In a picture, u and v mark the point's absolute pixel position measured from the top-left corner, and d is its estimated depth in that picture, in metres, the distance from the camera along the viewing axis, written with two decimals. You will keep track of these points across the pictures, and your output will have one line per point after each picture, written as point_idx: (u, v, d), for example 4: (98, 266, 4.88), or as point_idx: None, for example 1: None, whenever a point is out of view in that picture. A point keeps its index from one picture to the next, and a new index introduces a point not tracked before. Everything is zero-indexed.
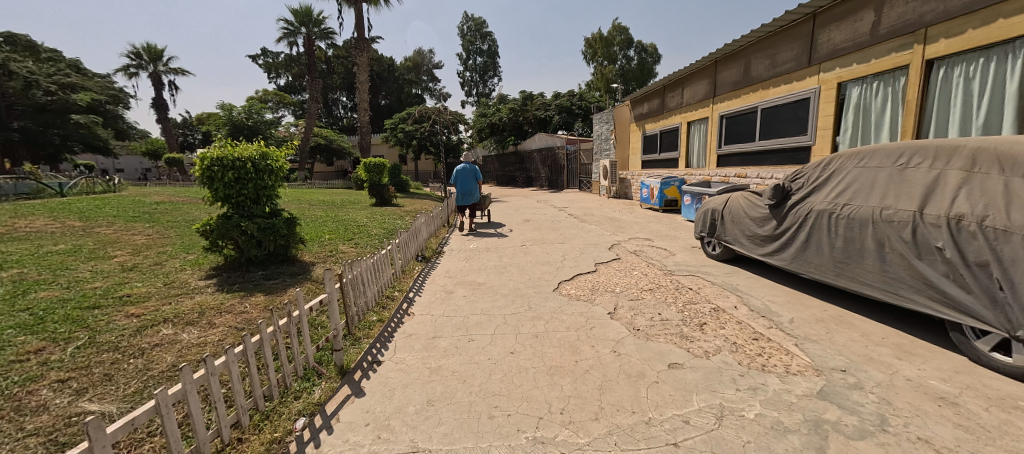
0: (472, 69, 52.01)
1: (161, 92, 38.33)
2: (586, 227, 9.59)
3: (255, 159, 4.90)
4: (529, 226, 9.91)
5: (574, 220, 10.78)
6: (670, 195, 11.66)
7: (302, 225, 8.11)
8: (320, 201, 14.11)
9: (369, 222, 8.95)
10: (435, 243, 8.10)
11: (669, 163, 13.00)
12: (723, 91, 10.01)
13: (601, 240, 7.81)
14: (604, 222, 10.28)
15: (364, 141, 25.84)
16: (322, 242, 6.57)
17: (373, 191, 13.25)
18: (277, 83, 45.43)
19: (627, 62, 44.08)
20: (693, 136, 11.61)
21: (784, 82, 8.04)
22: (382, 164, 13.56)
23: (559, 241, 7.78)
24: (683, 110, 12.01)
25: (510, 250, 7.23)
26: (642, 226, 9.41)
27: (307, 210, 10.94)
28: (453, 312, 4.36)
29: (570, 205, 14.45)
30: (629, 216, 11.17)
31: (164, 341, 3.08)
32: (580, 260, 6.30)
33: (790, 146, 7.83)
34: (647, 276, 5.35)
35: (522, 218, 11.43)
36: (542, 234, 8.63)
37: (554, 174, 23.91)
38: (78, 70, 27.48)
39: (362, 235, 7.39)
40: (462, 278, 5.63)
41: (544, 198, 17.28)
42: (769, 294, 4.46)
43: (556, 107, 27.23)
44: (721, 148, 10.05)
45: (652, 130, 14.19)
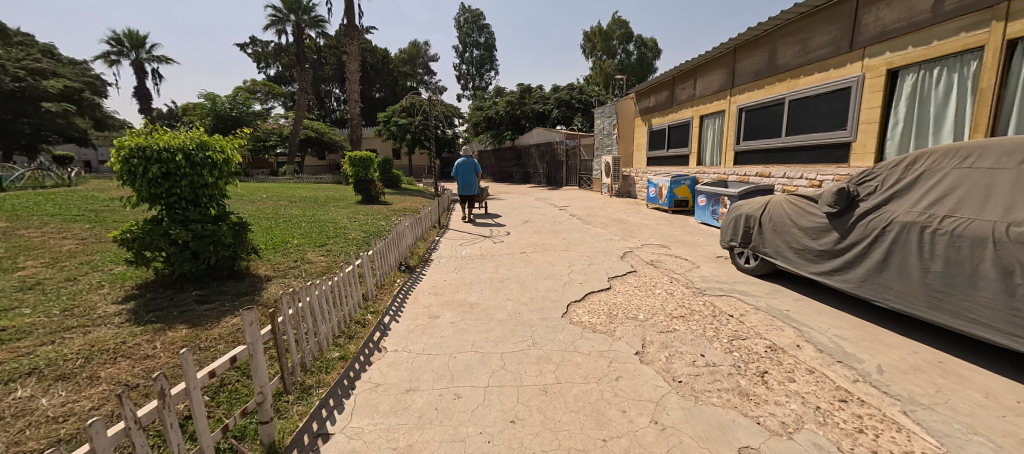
0: (469, 62, 50.77)
1: (144, 80, 36.80)
2: (592, 229, 8.67)
3: (190, 150, 3.91)
4: (529, 228, 8.98)
5: (578, 221, 9.86)
6: (680, 195, 10.76)
7: (270, 228, 7.13)
8: (302, 197, 13.05)
9: (349, 224, 7.95)
10: (423, 248, 7.15)
11: (678, 161, 12.10)
12: (743, 81, 9.08)
13: (611, 247, 6.89)
14: (611, 225, 9.35)
15: (354, 134, 24.74)
16: (287, 250, 5.59)
17: (359, 187, 12.23)
18: (267, 73, 43.97)
19: (627, 57, 43.15)
20: (706, 132, 10.69)
21: (818, 70, 7.12)
22: (369, 157, 12.56)
23: (563, 247, 6.84)
24: (695, 103, 11.06)
25: (508, 258, 6.29)
26: (654, 230, 8.50)
27: (282, 209, 9.91)
28: (435, 348, 3.41)
29: (572, 204, 13.53)
30: (637, 218, 10.26)
31: (4, 415, 2.12)
32: (590, 272, 5.39)
33: (824, 143, 6.95)
34: (674, 296, 4.43)
35: (520, 218, 10.49)
36: (544, 238, 7.69)
37: (553, 170, 22.95)
38: (52, 56, 26.02)
39: (337, 241, 6.42)
40: (450, 295, 4.69)
41: (543, 196, 16.34)
42: (834, 326, 3.55)
43: (555, 101, 26.21)
44: (739, 144, 9.15)
45: (660, 125, 13.26)
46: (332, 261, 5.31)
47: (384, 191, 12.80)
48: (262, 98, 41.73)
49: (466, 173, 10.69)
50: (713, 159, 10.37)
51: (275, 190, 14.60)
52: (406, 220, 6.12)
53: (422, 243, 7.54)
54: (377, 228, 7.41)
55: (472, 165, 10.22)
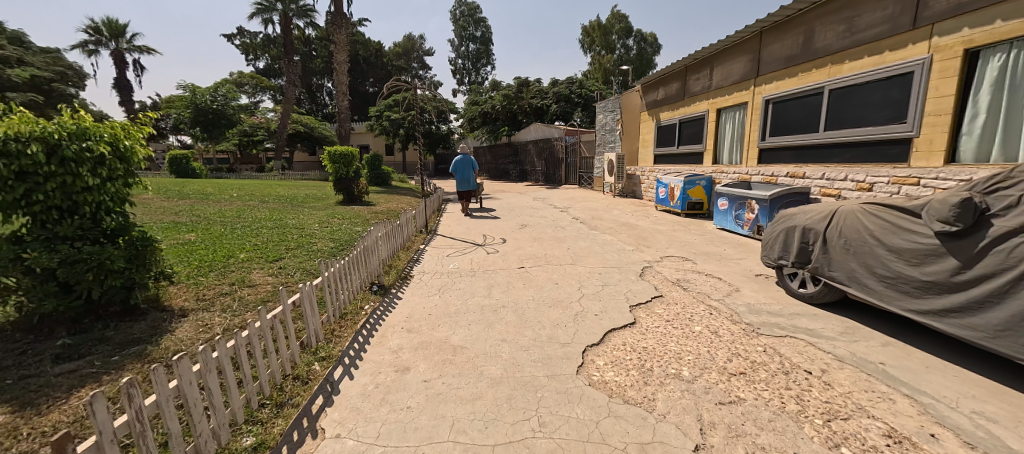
0: (465, 57, 49.53)
1: (124, 72, 35.13)
2: (600, 236, 7.61)
3: (56, 140, 2.80)
4: (528, 234, 7.91)
5: (582, 226, 8.79)
6: (694, 196, 9.73)
7: (221, 237, 6.00)
8: (277, 196, 11.81)
9: (318, 230, 6.81)
10: (403, 261, 6.06)
11: (691, 159, 11.04)
12: (770, 69, 8.06)
13: (625, 260, 5.82)
14: (620, 230, 8.31)
15: (342, 129, 23.49)
16: (227, 268, 4.46)
17: (340, 186, 11.03)
18: (255, 65, 42.39)
19: (627, 52, 42.18)
20: (724, 127, 9.63)
21: (868, 53, 6.07)
22: (350, 153, 11.19)
23: (569, 261, 5.77)
24: (712, 95, 10.00)
25: (504, 275, 5.21)
26: (670, 237, 7.46)
27: (248, 211, 8.72)
28: (399, 431, 2.34)
29: (573, 205, 12.46)
30: (648, 222, 9.21)
31: None
32: (606, 298, 4.32)
33: (875, 139, 5.94)
34: (722, 338, 3.36)
35: (518, 221, 9.40)
36: (546, 248, 6.60)
37: (551, 168, 21.90)
38: (21, 43, 24.45)
39: (297, 253, 5.31)
40: (428, 332, 3.61)
41: (542, 195, 15.26)
42: (966, 396, 2.51)
43: (554, 95, 25.09)
44: (765, 141, 8.13)
45: (669, 120, 12.19)
46: (281, 284, 4.21)
47: (368, 189, 11.65)
48: (249, 90, 40.18)
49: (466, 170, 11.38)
50: (732, 156, 9.32)
51: (250, 188, 13.36)
52: (378, 226, 5.00)
53: (402, 254, 6.44)
54: (349, 237, 6.30)
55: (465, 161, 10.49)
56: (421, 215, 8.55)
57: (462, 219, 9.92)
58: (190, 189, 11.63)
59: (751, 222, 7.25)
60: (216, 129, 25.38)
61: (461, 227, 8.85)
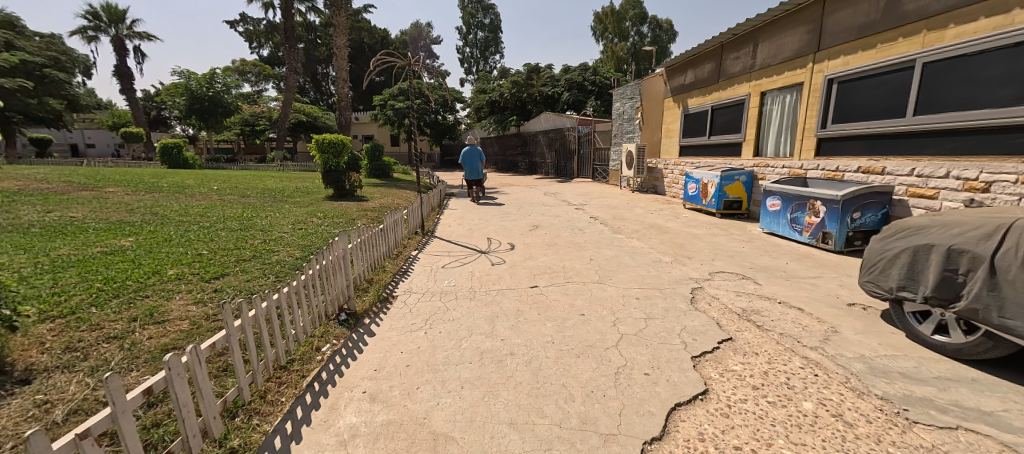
0: (472, 45, 48.02)
1: (124, 59, 34.21)
2: (625, 241, 6.37)
3: None
4: (540, 238, 6.70)
5: (603, 228, 7.55)
6: (732, 194, 8.42)
7: (162, 242, 4.86)
8: (262, 189, 10.70)
9: (288, 233, 5.65)
10: (387, 276, 4.91)
11: (725, 150, 9.69)
12: (834, 42, 6.71)
13: (665, 278, 4.58)
14: (648, 234, 7.05)
15: (342, 119, 22.37)
16: (141, 292, 3.33)
17: (329, 178, 9.83)
18: (258, 53, 41.29)
19: (640, 39, 40.37)
20: (770, 113, 8.25)
21: (985, 14, 4.74)
22: (342, 142, 9.89)
23: (594, 278, 4.55)
24: (755, 75, 8.61)
25: (513, 299, 4.03)
26: (712, 245, 6.19)
27: (218, 207, 7.58)
28: None
29: (589, 201, 11.20)
30: (679, 223, 7.93)
31: None
32: (654, 341, 3.10)
33: (995, 123, 4.63)
34: (856, 429, 2.13)
35: (528, 221, 8.18)
36: (563, 259, 5.39)
37: (562, 160, 20.56)
38: (13, 28, 23.59)
39: (248, 268, 4.15)
40: (401, 404, 2.42)
41: (554, 190, 13.99)
42: None
43: (566, 83, 23.68)
44: (826, 129, 6.82)
45: (699, 106, 10.79)
46: (204, 319, 3.05)
47: (361, 183, 10.48)
48: (252, 79, 39.14)
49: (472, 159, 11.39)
50: (780, 147, 7.96)
51: (235, 180, 12.26)
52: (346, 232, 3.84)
53: (386, 267, 5.25)
54: (321, 244, 5.13)
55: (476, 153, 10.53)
56: (416, 215, 7.33)
57: (465, 218, 8.71)
58: (167, 181, 10.56)
59: (813, 228, 5.95)
60: (213, 118, 24.38)
61: (463, 228, 7.66)
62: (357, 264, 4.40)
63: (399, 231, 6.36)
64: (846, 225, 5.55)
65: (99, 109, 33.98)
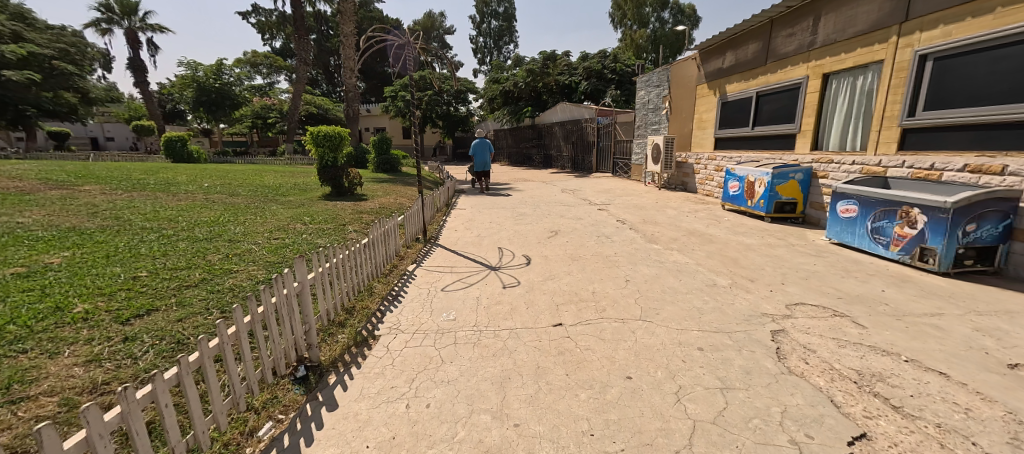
0: (486, 34, 46.66)
1: (137, 51, 34.03)
2: (665, 254, 5.26)
3: None
4: (561, 248, 5.64)
5: (634, 234, 6.44)
6: (784, 194, 7.23)
7: (99, 259, 3.94)
8: (256, 186, 9.86)
9: (259, 244, 4.71)
10: (371, 305, 3.92)
11: (773, 143, 8.40)
12: (929, 9, 5.43)
13: (730, 313, 3.48)
14: (689, 243, 5.92)
15: (350, 110, 21.49)
16: (16, 347, 2.39)
17: (325, 175, 8.85)
18: (270, 45, 40.80)
19: (661, 26, 38.24)
20: (834, 99, 6.96)
21: None
22: (339, 134, 8.91)
23: (636, 313, 3.48)
24: (816, 54, 7.30)
25: (530, 347, 3.00)
26: (774, 261, 5.03)
27: (196, 209, 6.71)
28: None
29: (612, 200, 10.05)
30: (724, 229, 6.75)
31: None
32: (747, 439, 2.02)
33: None
34: None
35: (546, 225, 7.12)
36: (592, 280, 4.32)
37: (580, 153, 19.35)
38: (24, 20, 23.39)
39: (187, 299, 3.19)
40: None
41: (572, 187, 12.86)
42: None
43: (583, 71, 22.33)
44: (915, 117, 5.56)
45: (740, 93, 9.50)
46: (80, 396, 2.09)
47: (361, 180, 9.43)
48: (263, 72, 38.70)
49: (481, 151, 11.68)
50: (848, 140, 6.69)
51: (232, 176, 11.50)
52: (304, 256, 2.82)
53: (372, 292, 4.23)
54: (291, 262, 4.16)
55: (485, 147, 10.97)
56: (414, 222, 6.29)
57: (474, 221, 7.70)
58: (156, 178, 9.83)
59: (906, 242, 4.75)
60: (221, 110, 23.82)
61: (471, 234, 6.65)
62: (327, 295, 3.39)
63: (392, 242, 5.33)
64: (956, 240, 4.33)
65: (114, 103, 34.01)
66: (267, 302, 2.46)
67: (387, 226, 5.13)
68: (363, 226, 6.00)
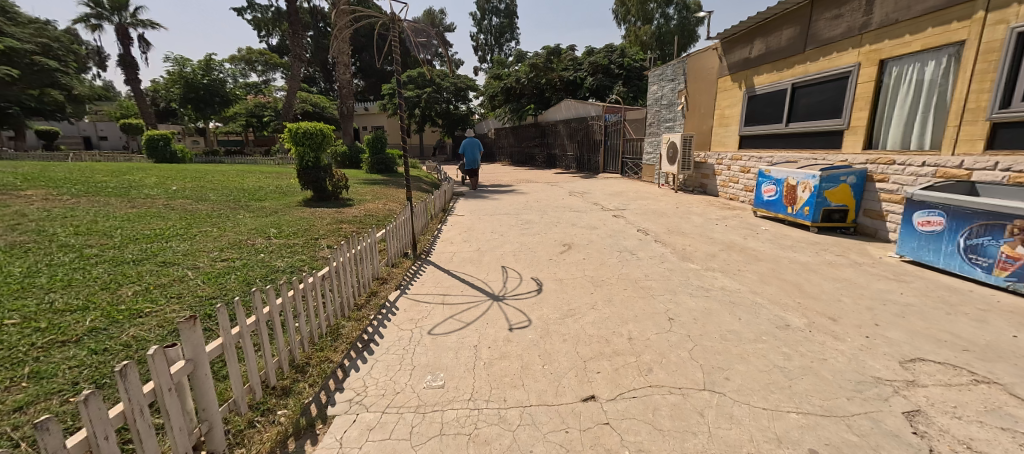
0: (487, 31, 45.60)
1: (128, 47, 32.95)
2: (708, 278, 4.25)
3: None
4: (579, 269, 4.63)
5: (662, 248, 5.44)
6: (833, 200, 6.21)
7: None
8: (231, 189, 8.84)
9: (198, 269, 3.69)
10: (331, 358, 2.89)
11: (813, 141, 7.39)
12: None
13: (829, 379, 2.48)
14: (733, 261, 4.90)
15: (344, 108, 20.45)
16: None
17: (305, 178, 7.77)
18: (266, 42, 39.79)
19: (666, 22, 36.36)
20: (894, 89, 5.97)
21: None
22: (320, 130, 7.71)
23: (697, 379, 2.48)
24: (870, 38, 6.30)
25: (553, 445, 1.99)
26: (848, 288, 4.02)
27: (146, 218, 5.71)
28: None
29: (627, 205, 9.04)
30: (767, 242, 5.74)
31: None
32: None
33: None
34: None
35: (557, 236, 6.12)
36: (625, 318, 3.32)
37: (586, 153, 18.32)
38: (5, 14, 22.48)
39: (47, 369, 2.17)
40: None
41: (581, 190, 11.83)
42: None
43: (589, 66, 21.32)
44: (1011, 109, 4.57)
45: (770, 86, 8.49)
46: None
47: (347, 184, 8.38)
48: (259, 69, 37.66)
49: (473, 149, 12.55)
50: (913, 137, 5.70)
51: (209, 178, 10.50)
52: (194, 316, 1.69)
53: (337, 338, 3.20)
54: (228, 299, 3.13)
55: (474, 143, 11.98)
56: (398, 239, 5.23)
57: (473, 231, 6.69)
58: (121, 180, 8.84)
59: (1018, 266, 3.75)
60: (211, 107, 22.78)
61: (469, 248, 5.64)
62: (260, 357, 2.37)
63: (370, 264, 4.30)
64: None
65: (105, 101, 33.08)
66: (92, 419, 1.32)
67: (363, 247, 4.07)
68: (337, 242, 4.95)
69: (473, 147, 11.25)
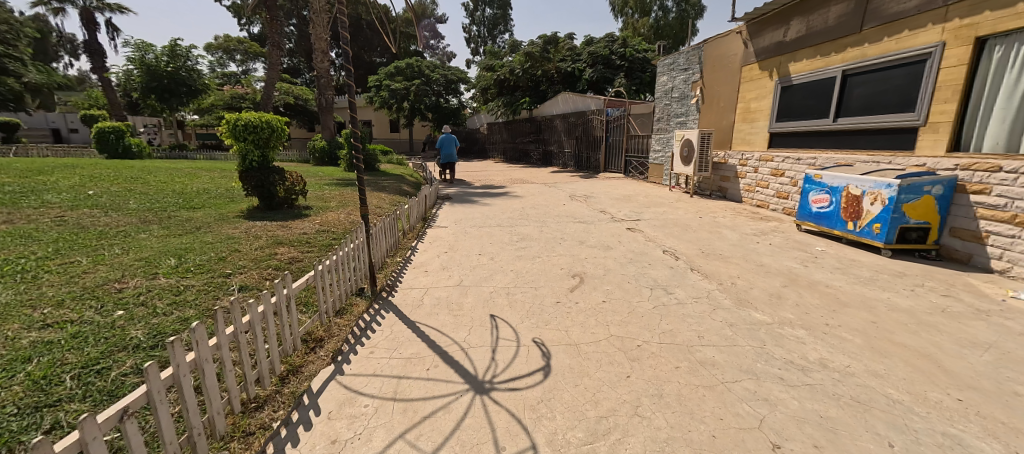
0: (480, 23, 43.91)
1: (93, 34, 30.42)
2: (792, 343, 2.90)
3: None
4: (600, 322, 3.25)
5: (705, 283, 4.08)
6: (912, 216, 4.88)
7: None
8: (164, 194, 7.28)
9: None
10: None
11: (873, 140, 6.08)
12: None
13: None
14: (812, 308, 3.53)
15: (324, 100, 18.70)
16: None
17: (249, 181, 6.25)
18: (246, 30, 37.53)
19: (666, 14, 34.69)
20: (995, 74, 4.66)
21: None
22: (269, 121, 6.17)
23: None
24: (959, 9, 4.99)
25: None
26: (1011, 365, 2.67)
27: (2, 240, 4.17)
28: None
29: (641, 214, 7.69)
30: (837, 273, 4.41)
31: None
32: None
33: None
34: None
35: (563, 262, 4.74)
36: (698, 446, 1.94)
37: (586, 150, 16.93)
38: None
39: None
40: None
41: (584, 193, 10.44)
42: None
43: (588, 57, 19.87)
44: None
45: (811, 74, 7.17)
46: None
47: (305, 188, 6.91)
48: (237, 59, 35.47)
49: (450, 144, 12.88)
50: None
51: (147, 179, 8.89)
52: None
53: None
54: None
55: (450, 139, 12.51)
56: (345, 274, 3.78)
57: (456, 253, 5.25)
58: (24, 183, 7.21)
59: None
60: (177, 98, 20.83)
61: (448, 281, 4.22)
62: None
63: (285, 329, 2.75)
64: None
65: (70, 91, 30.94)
66: None
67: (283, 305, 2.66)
68: (254, 283, 3.48)
69: (451, 143, 12.01)
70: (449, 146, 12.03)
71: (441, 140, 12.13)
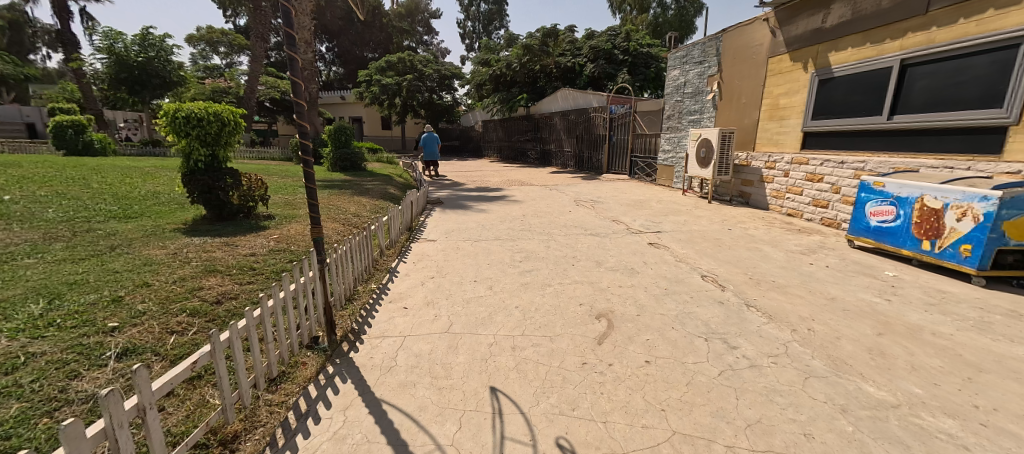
0: (474, 18, 42.73)
1: (66, 23, 28.68)
2: (953, 452, 1.90)
3: None
4: (651, 404, 2.22)
5: (773, 330, 3.08)
6: (1014, 236, 3.92)
7: None
8: (98, 200, 6.11)
9: None
10: None
11: (942, 141, 5.17)
12: None
13: None
14: (939, 375, 2.53)
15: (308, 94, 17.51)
16: None
17: (193, 185, 5.13)
18: (231, 22, 35.98)
19: (664, 11, 33.87)
20: None
21: None
22: (218, 113, 5.06)
23: None
24: None
25: None
26: None
27: None
28: None
29: (659, 224, 6.70)
30: (935, 312, 3.43)
31: None
32: None
33: None
34: None
35: (581, 294, 3.71)
36: None
37: (587, 150, 15.95)
38: None
39: None
40: None
41: (591, 197, 9.43)
42: None
43: (589, 51, 18.97)
44: None
45: (858, 65, 6.22)
46: None
47: (265, 193, 5.81)
48: (221, 52, 33.96)
49: (435, 144, 12.76)
50: None
51: (89, 180, 7.67)
52: None
53: None
54: None
55: (432, 138, 11.59)
56: (290, 322, 2.68)
57: (445, 279, 4.21)
58: None
59: None
60: (150, 91, 19.45)
61: (431, 325, 3.18)
62: None
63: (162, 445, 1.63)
64: None
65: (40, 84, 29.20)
66: None
67: (141, 418, 1.49)
68: (147, 343, 2.42)
69: (433, 141, 11.24)
70: (432, 143, 11.25)
71: (424, 137, 11.26)
